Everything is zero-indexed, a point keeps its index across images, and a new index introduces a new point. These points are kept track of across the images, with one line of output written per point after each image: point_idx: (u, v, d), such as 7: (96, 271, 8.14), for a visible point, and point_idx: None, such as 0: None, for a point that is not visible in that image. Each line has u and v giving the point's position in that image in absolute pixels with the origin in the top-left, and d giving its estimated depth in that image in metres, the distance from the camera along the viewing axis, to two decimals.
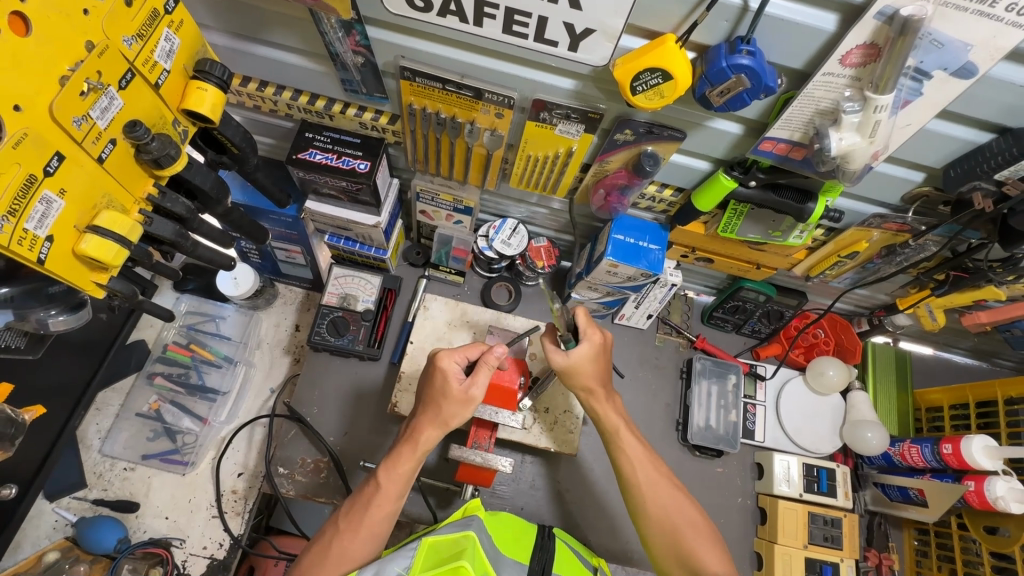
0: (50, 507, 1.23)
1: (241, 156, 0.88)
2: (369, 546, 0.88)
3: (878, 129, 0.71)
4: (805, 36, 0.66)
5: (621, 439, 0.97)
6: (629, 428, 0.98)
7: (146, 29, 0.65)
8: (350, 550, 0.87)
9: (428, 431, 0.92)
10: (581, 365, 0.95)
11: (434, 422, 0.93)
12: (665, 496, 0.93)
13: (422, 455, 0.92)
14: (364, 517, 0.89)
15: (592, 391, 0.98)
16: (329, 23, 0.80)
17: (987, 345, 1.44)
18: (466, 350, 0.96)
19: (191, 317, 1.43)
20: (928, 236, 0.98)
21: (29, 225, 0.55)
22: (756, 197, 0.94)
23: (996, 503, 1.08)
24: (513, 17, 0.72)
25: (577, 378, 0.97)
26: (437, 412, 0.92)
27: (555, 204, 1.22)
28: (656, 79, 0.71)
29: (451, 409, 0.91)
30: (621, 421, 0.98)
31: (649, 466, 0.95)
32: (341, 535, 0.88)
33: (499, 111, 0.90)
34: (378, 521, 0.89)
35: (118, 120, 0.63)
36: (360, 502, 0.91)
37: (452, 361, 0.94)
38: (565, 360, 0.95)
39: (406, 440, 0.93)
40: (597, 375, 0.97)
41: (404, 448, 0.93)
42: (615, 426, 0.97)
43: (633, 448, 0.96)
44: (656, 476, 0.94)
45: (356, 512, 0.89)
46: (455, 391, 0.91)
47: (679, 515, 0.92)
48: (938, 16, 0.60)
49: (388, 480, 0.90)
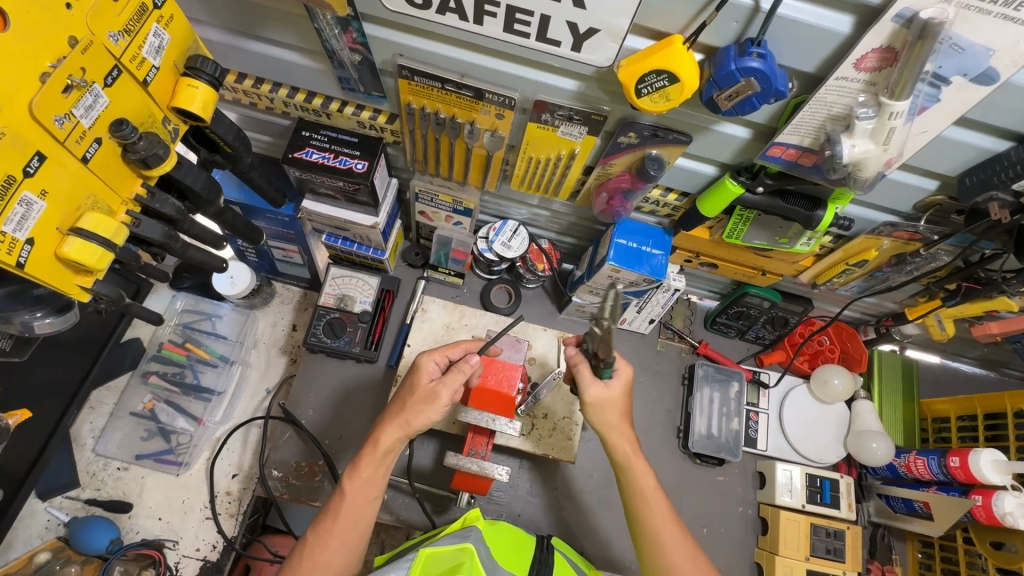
0: (42, 507, 1.21)
1: (235, 155, 0.86)
2: (342, 557, 0.85)
3: (892, 137, 0.68)
4: (819, 39, 0.63)
5: (648, 503, 0.90)
6: (659, 493, 0.91)
7: (133, 24, 0.62)
8: (321, 561, 0.84)
9: (391, 432, 0.90)
10: (612, 397, 0.91)
11: (394, 423, 0.90)
12: (682, 559, 0.86)
13: (383, 455, 0.89)
14: (332, 525, 0.86)
15: (620, 439, 0.92)
16: (325, 19, 0.78)
17: (996, 354, 1.41)
18: (447, 350, 0.97)
19: (187, 316, 1.41)
20: (939, 245, 0.95)
21: (8, 228, 0.53)
22: (763, 203, 0.90)
23: (1003, 519, 1.05)
24: (515, 15, 0.70)
25: (606, 417, 0.92)
26: (400, 411, 0.91)
27: (556, 206, 1.20)
28: (662, 82, 0.69)
29: (415, 406, 0.90)
30: (650, 483, 0.91)
31: (675, 536, 0.87)
32: (311, 547, 0.85)
33: (500, 112, 0.87)
34: (347, 528, 0.86)
35: (104, 118, 0.61)
36: (328, 512, 0.88)
37: (427, 360, 0.94)
38: (598, 391, 0.90)
39: (367, 443, 0.91)
40: (622, 412, 0.93)
41: (365, 451, 0.90)
42: (643, 488, 0.90)
43: (660, 515, 0.89)
44: (680, 549, 0.86)
45: (324, 523, 0.87)
46: (421, 388, 0.91)
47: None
48: (959, 20, 0.57)
49: (353, 485, 0.88)
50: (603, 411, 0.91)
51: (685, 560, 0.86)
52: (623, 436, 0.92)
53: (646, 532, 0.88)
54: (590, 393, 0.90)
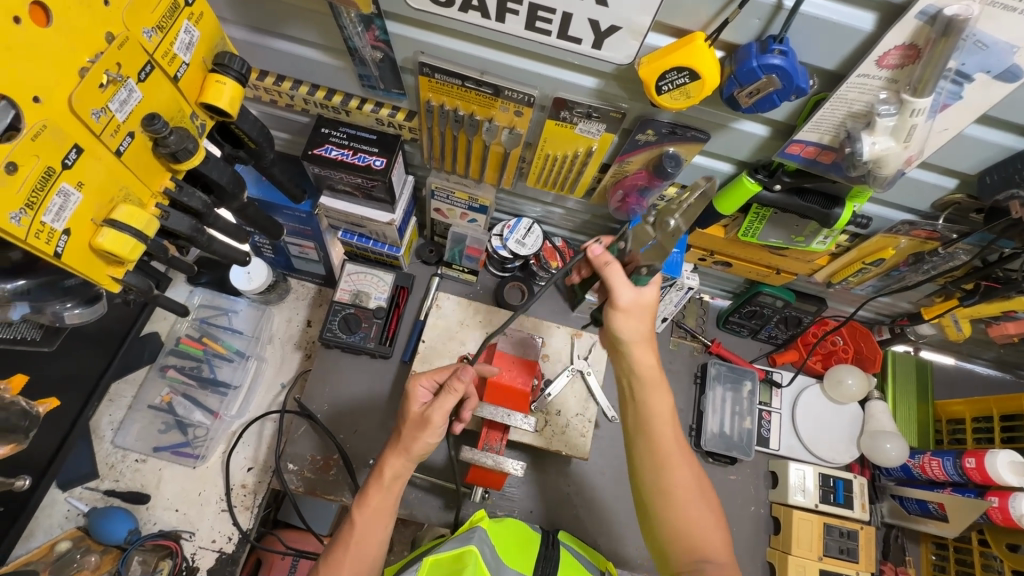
0: (63, 497, 1.24)
1: (258, 151, 0.87)
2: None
3: (914, 133, 0.69)
4: (841, 37, 0.64)
5: (660, 428, 0.89)
6: (672, 417, 0.90)
7: (165, 21, 0.64)
8: None
9: (392, 461, 0.91)
10: (641, 301, 0.86)
11: (395, 452, 0.91)
12: (681, 483, 0.87)
13: (387, 482, 0.90)
14: (343, 556, 0.86)
15: (642, 352, 0.88)
16: (348, 17, 0.79)
17: (1012, 356, 1.40)
18: (434, 373, 0.96)
19: (204, 311, 1.43)
20: (957, 244, 0.94)
21: (47, 218, 0.54)
22: (780, 201, 0.91)
23: (1020, 520, 1.05)
24: (537, 12, 0.71)
25: (628, 327, 0.87)
26: (397, 441, 0.91)
27: (570, 204, 1.20)
28: (683, 79, 0.69)
29: (409, 435, 0.91)
30: (665, 406, 0.89)
31: (683, 462, 0.88)
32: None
33: (518, 109, 0.88)
34: (359, 557, 0.87)
35: (137, 113, 0.63)
36: (338, 542, 0.88)
37: (416, 385, 0.95)
38: (631, 295, 0.85)
39: (371, 472, 0.92)
40: (648, 325, 0.88)
41: (370, 481, 0.91)
42: (657, 412, 0.89)
43: (670, 441, 0.88)
44: (688, 476, 0.88)
45: (335, 554, 0.87)
46: (413, 414, 0.92)
47: (687, 503, 0.87)
48: (983, 17, 0.57)
49: (360, 515, 0.89)
50: (632, 317, 0.86)
51: (689, 486, 0.88)
52: (646, 354, 0.89)
53: (651, 453, 0.89)
54: (622, 300, 0.85)
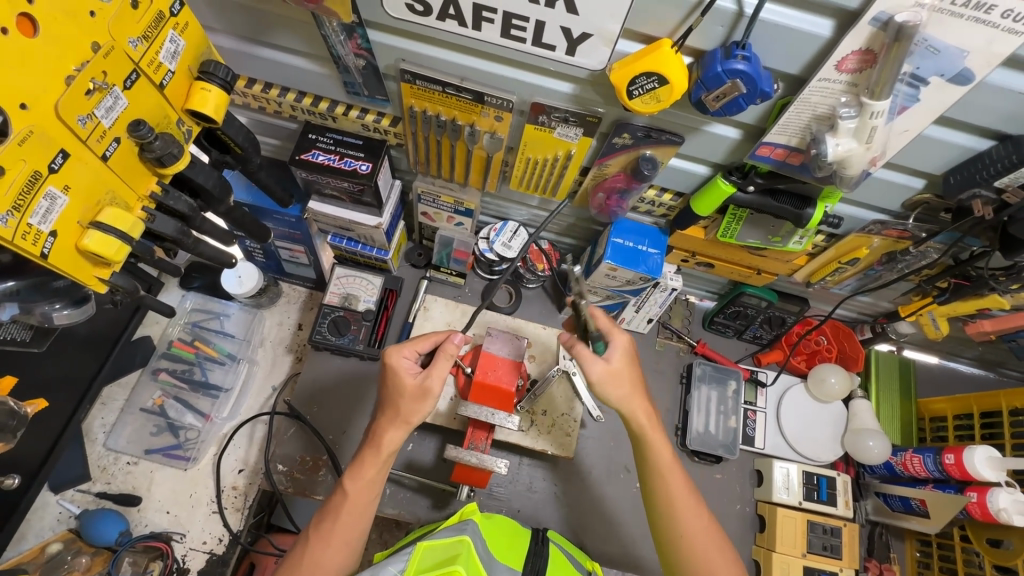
0: (55, 499, 1.25)
1: (245, 156, 0.89)
2: (340, 556, 0.88)
3: (875, 135, 0.71)
4: (801, 42, 0.66)
5: (666, 480, 0.93)
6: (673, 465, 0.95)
7: (151, 31, 0.66)
8: (323, 561, 0.87)
9: (389, 432, 0.91)
10: (616, 369, 0.93)
11: (393, 424, 0.92)
12: (677, 494, 0.93)
13: (385, 456, 0.91)
14: (333, 526, 0.89)
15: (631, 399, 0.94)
16: (331, 26, 0.82)
17: (993, 354, 1.42)
18: (416, 345, 0.97)
19: (196, 315, 1.44)
20: (929, 243, 0.96)
21: (33, 220, 0.57)
22: (754, 202, 0.93)
23: (998, 515, 1.06)
24: (511, 21, 0.73)
25: (615, 390, 0.93)
26: (396, 413, 0.92)
27: (555, 207, 1.23)
28: (652, 84, 0.72)
29: (409, 406, 0.91)
30: (667, 457, 0.95)
31: (688, 508, 0.92)
32: (311, 548, 0.88)
33: (498, 114, 0.91)
34: (349, 528, 0.89)
35: (123, 119, 0.65)
36: (329, 511, 0.90)
37: (402, 357, 0.94)
38: (599, 369, 0.93)
39: (368, 444, 0.93)
40: (633, 382, 0.95)
41: (366, 451, 0.92)
42: (660, 463, 0.94)
43: (677, 489, 0.93)
44: (681, 488, 0.93)
45: (325, 523, 0.89)
46: (409, 386, 0.91)
47: (682, 511, 0.92)
48: (933, 23, 0.60)
49: (353, 486, 0.90)
50: (613, 381, 0.93)
51: (684, 501, 0.93)
52: (641, 408, 0.94)
53: (660, 503, 0.93)
54: (593, 375, 0.93)
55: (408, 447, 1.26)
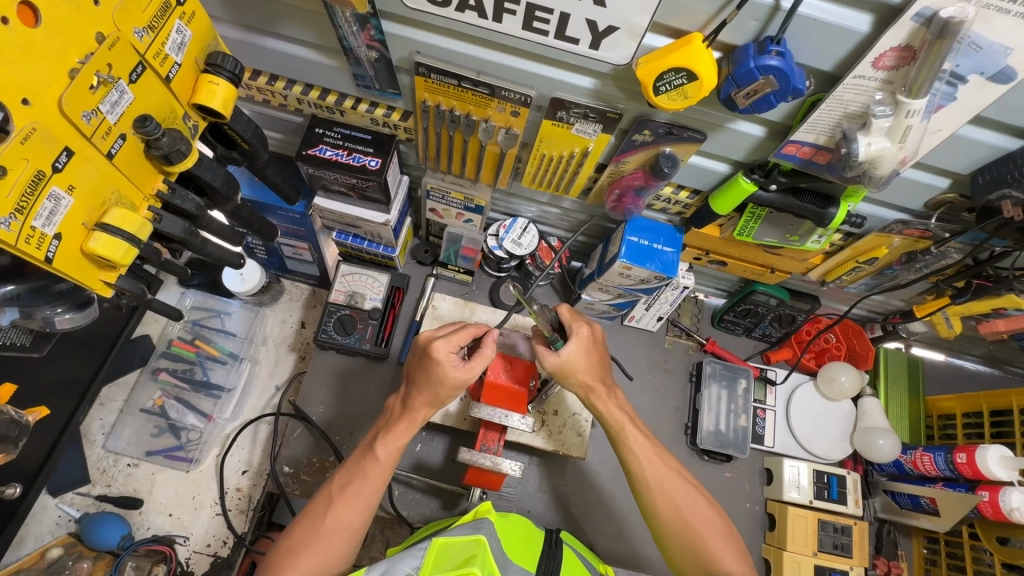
0: (53, 503, 1.22)
1: (252, 151, 0.86)
2: (363, 518, 0.87)
3: (909, 134, 0.69)
4: (838, 38, 0.64)
5: (648, 461, 0.93)
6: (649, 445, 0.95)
7: (157, 21, 0.63)
8: (344, 521, 0.85)
9: (425, 409, 0.91)
10: (572, 362, 0.93)
11: (429, 402, 0.91)
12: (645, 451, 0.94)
13: (418, 425, 0.93)
14: (359, 488, 0.87)
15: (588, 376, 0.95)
16: (344, 17, 0.78)
17: (1002, 352, 1.42)
18: (458, 335, 0.90)
19: (196, 313, 1.40)
20: (951, 242, 0.96)
21: (38, 222, 0.53)
22: (776, 201, 0.91)
23: (1010, 513, 1.06)
24: (534, 13, 0.70)
25: (573, 375, 0.94)
26: (432, 394, 0.90)
27: (566, 204, 1.20)
28: (681, 80, 0.69)
29: (447, 392, 0.89)
30: (640, 437, 0.95)
31: (675, 484, 0.92)
32: (335, 506, 0.86)
33: (515, 109, 0.88)
34: (374, 492, 0.88)
35: (129, 115, 0.62)
36: (355, 474, 0.89)
37: (448, 351, 0.87)
38: (554, 360, 0.93)
39: (401, 415, 0.92)
40: (589, 368, 0.95)
41: (400, 422, 0.92)
42: (636, 445, 0.94)
43: (655, 466, 0.93)
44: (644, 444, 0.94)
45: (351, 485, 0.88)
46: (452, 376, 0.88)
47: (653, 465, 0.93)
48: (978, 19, 0.58)
49: (385, 452, 0.89)
50: (571, 372, 0.94)
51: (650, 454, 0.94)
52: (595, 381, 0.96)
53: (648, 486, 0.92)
54: (548, 363, 0.94)
55: (417, 448, 1.24)
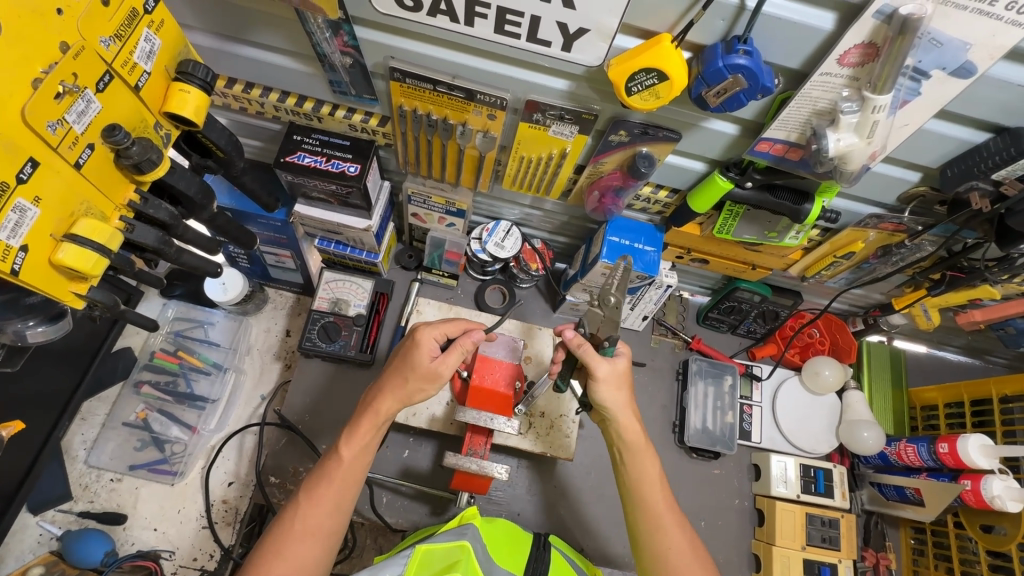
0: (34, 521, 1.20)
1: (227, 160, 0.85)
2: (332, 519, 0.85)
3: (876, 130, 0.70)
4: (803, 36, 0.65)
5: (666, 526, 0.88)
6: (671, 509, 0.90)
7: (124, 30, 0.62)
8: (313, 525, 0.83)
9: (389, 402, 0.90)
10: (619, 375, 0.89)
11: (395, 396, 0.90)
12: (660, 503, 0.90)
13: (382, 421, 0.90)
14: (326, 488, 0.86)
15: (630, 429, 0.91)
16: (316, 23, 0.78)
17: (981, 343, 1.44)
18: (445, 326, 0.93)
19: (178, 324, 1.39)
20: (924, 236, 0.98)
21: (2, 235, 0.53)
22: (752, 198, 0.92)
23: (992, 502, 1.07)
24: (505, 16, 0.71)
25: (612, 404, 0.90)
26: (401, 385, 0.90)
27: (548, 206, 1.21)
28: (652, 80, 0.70)
29: (416, 383, 0.89)
30: (661, 501, 0.90)
31: (693, 558, 0.86)
32: (302, 509, 0.84)
33: (491, 112, 0.88)
34: (341, 491, 0.86)
35: (96, 124, 0.61)
36: (321, 475, 0.87)
37: (431, 336, 0.90)
38: (608, 369, 0.87)
39: (365, 410, 0.91)
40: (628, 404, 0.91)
41: (363, 419, 0.90)
42: (658, 508, 0.89)
43: (675, 537, 0.87)
44: (665, 500, 0.90)
45: (318, 486, 0.86)
46: (424, 365, 0.89)
47: (666, 519, 0.89)
48: (937, 15, 0.59)
49: (351, 451, 0.88)
50: (613, 390, 0.89)
51: (664, 511, 0.89)
52: (636, 430, 0.92)
53: (657, 561, 0.86)
54: (601, 371, 0.87)
55: (405, 454, 1.24)
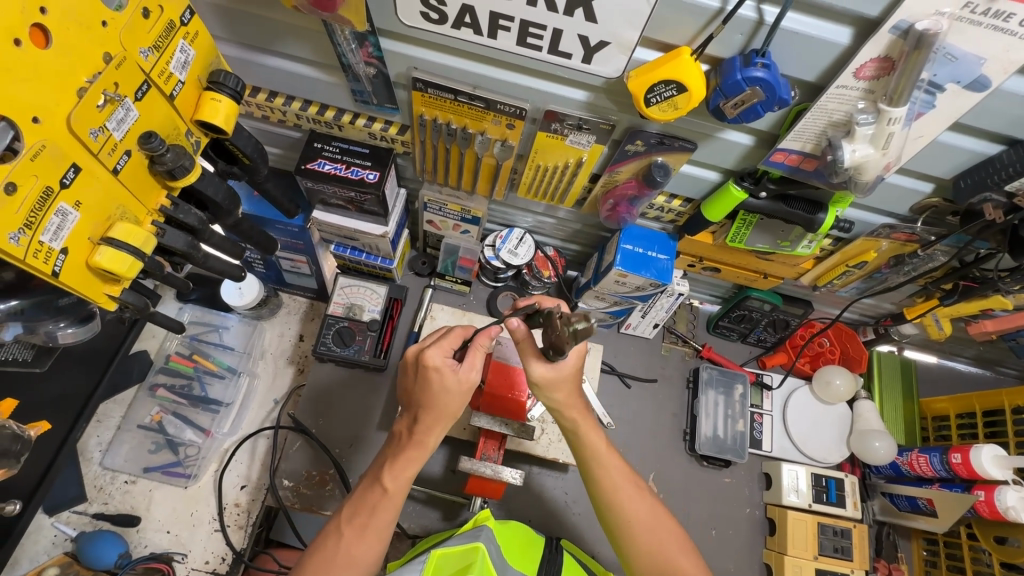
0: (49, 522, 1.20)
1: (252, 166, 0.87)
2: (375, 549, 0.83)
3: (891, 141, 0.72)
4: (820, 50, 0.67)
5: (624, 496, 0.88)
6: (627, 474, 0.91)
7: (162, 41, 0.65)
8: (357, 555, 0.82)
9: (434, 431, 0.86)
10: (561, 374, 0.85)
11: (439, 423, 0.86)
12: (613, 470, 0.90)
13: (428, 452, 0.88)
14: (369, 520, 0.84)
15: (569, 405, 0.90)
16: (343, 35, 0.80)
17: (991, 354, 1.44)
18: (448, 342, 0.87)
19: (194, 328, 1.41)
20: (936, 246, 0.99)
21: (45, 237, 0.55)
22: (766, 208, 0.94)
23: (1006, 513, 1.07)
24: (528, 29, 0.73)
25: (553, 394, 0.88)
26: (439, 410, 0.85)
27: (561, 214, 1.22)
28: (671, 92, 0.72)
29: (455, 403, 0.85)
30: (616, 470, 0.90)
31: (656, 521, 0.88)
32: (345, 539, 0.83)
33: (510, 122, 0.90)
34: (384, 524, 0.85)
35: (134, 132, 0.63)
36: (363, 506, 0.85)
37: (443, 358, 0.85)
38: (547, 371, 0.84)
39: (410, 440, 0.87)
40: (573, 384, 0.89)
41: (409, 450, 0.87)
42: (614, 477, 0.90)
43: (635, 503, 0.88)
44: (615, 468, 0.90)
45: (360, 517, 0.84)
46: (456, 383, 0.84)
47: (621, 486, 0.89)
48: (952, 31, 0.60)
49: (393, 481, 0.85)
50: (556, 387, 0.87)
51: (617, 480, 0.90)
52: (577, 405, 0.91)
53: (626, 530, 0.87)
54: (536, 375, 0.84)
55: None
